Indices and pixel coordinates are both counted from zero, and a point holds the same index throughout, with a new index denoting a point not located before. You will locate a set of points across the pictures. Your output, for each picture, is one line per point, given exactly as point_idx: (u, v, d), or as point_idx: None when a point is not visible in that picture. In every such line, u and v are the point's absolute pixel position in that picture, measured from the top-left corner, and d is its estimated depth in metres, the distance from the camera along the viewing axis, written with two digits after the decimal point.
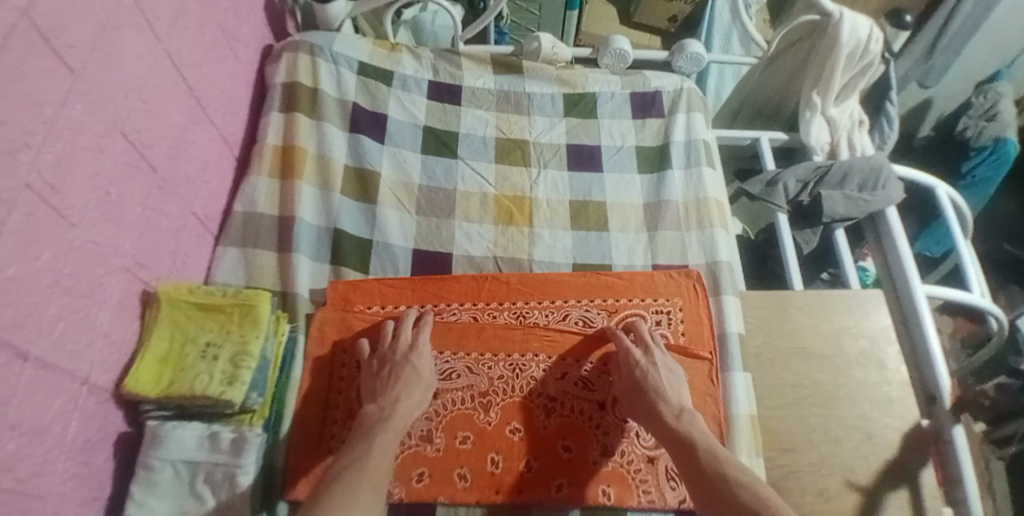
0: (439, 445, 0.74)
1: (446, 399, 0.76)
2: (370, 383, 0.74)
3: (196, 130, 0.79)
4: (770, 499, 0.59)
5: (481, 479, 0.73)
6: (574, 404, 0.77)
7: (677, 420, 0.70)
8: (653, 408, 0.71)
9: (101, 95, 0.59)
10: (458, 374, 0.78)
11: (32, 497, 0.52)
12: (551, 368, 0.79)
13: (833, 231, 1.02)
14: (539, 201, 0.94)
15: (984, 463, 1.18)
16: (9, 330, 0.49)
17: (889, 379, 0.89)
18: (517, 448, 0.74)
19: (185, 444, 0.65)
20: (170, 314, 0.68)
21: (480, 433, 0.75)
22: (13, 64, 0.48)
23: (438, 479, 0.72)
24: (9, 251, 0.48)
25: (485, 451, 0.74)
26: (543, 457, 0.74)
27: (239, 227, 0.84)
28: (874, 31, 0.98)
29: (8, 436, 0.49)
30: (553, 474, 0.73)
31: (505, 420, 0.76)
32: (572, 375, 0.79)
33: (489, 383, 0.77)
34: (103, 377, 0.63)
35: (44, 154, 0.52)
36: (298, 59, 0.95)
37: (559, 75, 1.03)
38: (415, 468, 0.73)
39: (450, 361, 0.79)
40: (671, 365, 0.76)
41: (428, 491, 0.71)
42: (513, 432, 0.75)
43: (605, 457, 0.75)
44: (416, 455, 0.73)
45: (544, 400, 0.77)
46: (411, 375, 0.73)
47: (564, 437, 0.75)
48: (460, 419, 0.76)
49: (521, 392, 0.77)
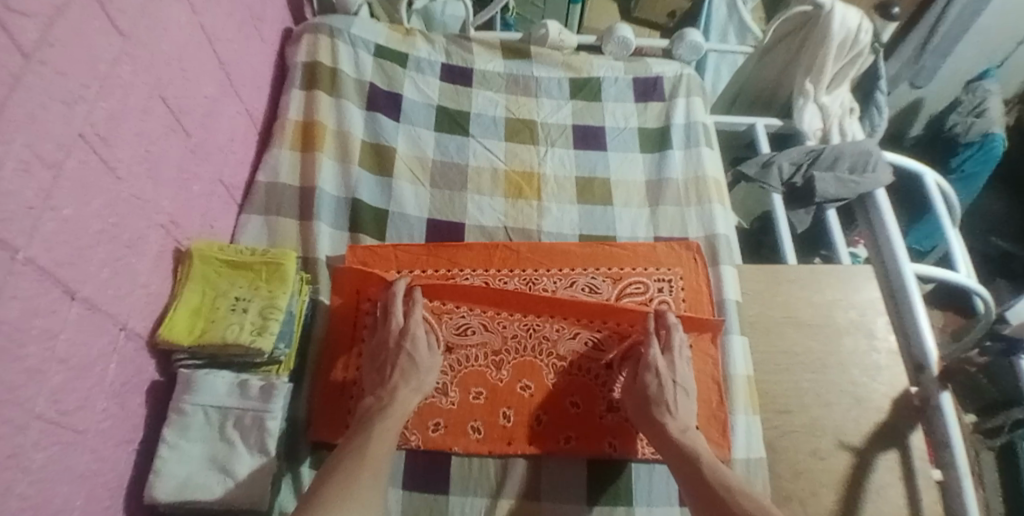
0: (453, 399, 0.79)
1: (459, 356, 0.81)
2: (372, 375, 0.76)
3: (224, 103, 0.83)
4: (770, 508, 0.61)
5: (493, 431, 0.77)
6: (584, 364, 0.81)
7: (682, 433, 0.73)
8: (657, 420, 0.73)
9: (145, 59, 0.63)
10: (473, 330, 0.82)
11: (74, 430, 0.56)
12: (564, 328, 0.82)
13: (824, 212, 1.07)
14: (547, 177, 0.99)
15: (974, 454, 1.19)
16: (61, 268, 0.52)
17: (879, 348, 0.94)
18: (529, 405, 0.79)
19: (217, 390, 0.69)
20: (201, 269, 0.72)
21: (492, 390, 0.79)
22: (75, 22, 0.52)
23: (453, 430, 0.77)
24: (65, 194, 0.52)
25: (497, 406, 0.79)
26: (553, 413, 0.79)
27: (262, 195, 0.88)
28: (863, 22, 1.04)
29: (56, 369, 0.52)
30: (562, 427, 0.78)
31: (517, 378, 0.80)
32: (584, 336, 0.82)
33: (502, 341, 0.81)
34: (141, 324, 0.66)
35: (97, 108, 0.55)
36: (318, 40, 1.00)
37: (565, 61, 1.09)
38: (432, 419, 0.77)
39: (465, 316, 0.82)
40: (685, 387, 0.77)
41: (444, 441, 0.76)
42: (524, 389, 0.80)
43: (611, 413, 0.80)
44: (432, 407, 0.78)
45: (553, 360, 0.81)
46: (407, 363, 0.74)
47: (572, 393, 0.80)
48: (473, 375, 0.80)
49: (532, 351, 0.81)
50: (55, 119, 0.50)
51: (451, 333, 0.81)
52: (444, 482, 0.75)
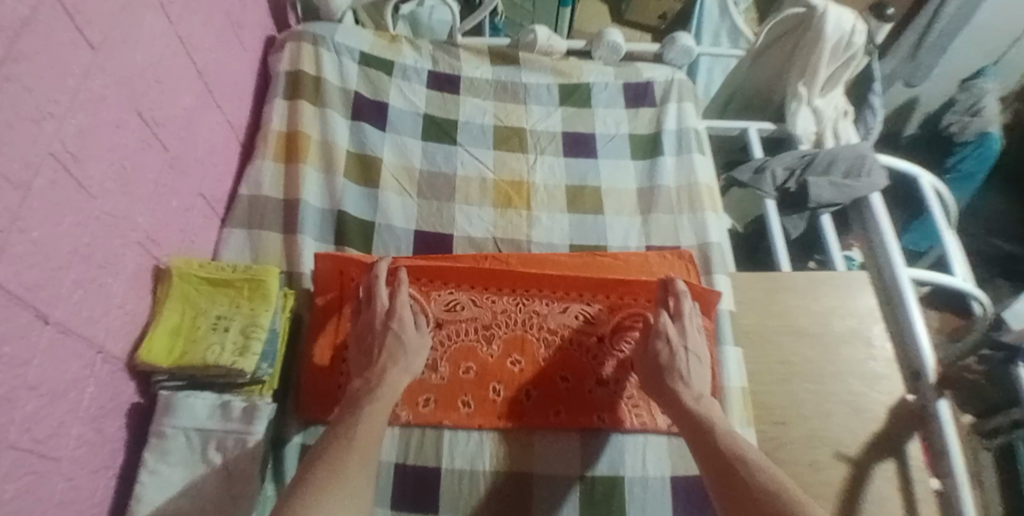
0: (443, 374, 0.79)
1: (450, 330, 0.82)
2: (359, 358, 0.73)
3: (204, 114, 0.81)
4: (788, 488, 0.56)
5: (484, 406, 0.78)
6: (575, 338, 0.83)
7: (696, 402, 0.71)
8: (670, 389, 0.72)
9: (118, 72, 0.61)
10: (462, 306, 0.83)
11: (49, 458, 0.54)
12: (554, 303, 0.84)
13: (819, 217, 1.05)
14: (537, 186, 0.97)
15: (972, 456, 1.18)
16: (31, 291, 0.50)
17: (875, 357, 0.92)
18: (520, 381, 0.80)
19: (197, 413, 0.67)
20: (181, 288, 0.71)
21: (484, 365, 0.81)
22: (41, 36, 0.49)
23: (443, 405, 0.78)
24: (33, 215, 0.50)
25: (488, 381, 0.80)
26: (542, 388, 0.80)
27: (244, 209, 0.86)
28: (858, 24, 1.02)
29: (27, 396, 0.50)
30: (553, 402, 0.79)
31: (506, 354, 0.81)
32: (574, 310, 0.84)
33: (493, 316, 0.83)
34: (117, 346, 0.64)
35: (67, 124, 0.53)
36: (301, 48, 0.98)
37: (554, 67, 1.07)
38: (422, 394, 0.78)
39: (454, 293, 0.83)
40: (698, 353, 0.75)
41: (434, 415, 0.77)
42: (513, 365, 0.81)
43: (600, 387, 0.81)
44: (422, 383, 0.79)
45: (545, 333, 0.83)
46: (394, 343, 0.72)
47: (562, 368, 0.81)
48: (464, 351, 0.81)
49: (521, 326, 0.83)
50: (21, 137, 0.48)
51: (441, 309, 0.82)
52: (433, 501, 0.73)
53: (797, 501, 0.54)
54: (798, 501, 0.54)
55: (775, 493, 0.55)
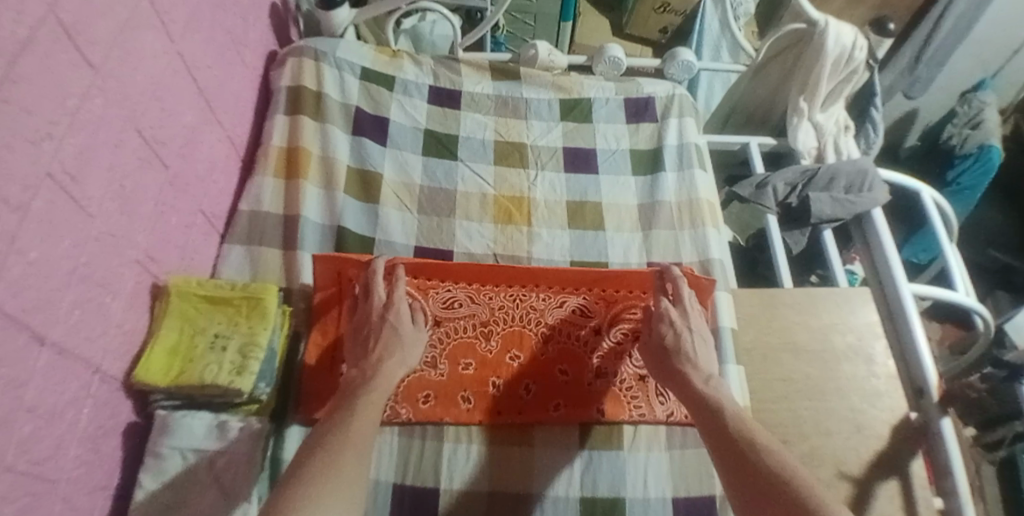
0: (443, 371, 0.80)
1: (448, 328, 0.82)
2: (355, 348, 0.72)
3: (205, 131, 0.81)
4: (799, 474, 0.53)
5: (483, 401, 0.79)
6: (571, 332, 0.84)
7: (705, 383, 0.69)
8: (680, 372, 0.71)
9: (118, 90, 0.61)
10: (459, 303, 0.83)
11: (46, 480, 0.53)
12: (551, 298, 0.85)
13: (821, 233, 1.04)
14: (537, 201, 0.97)
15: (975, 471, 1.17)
16: (28, 312, 0.50)
17: (877, 374, 0.92)
18: (517, 372, 0.81)
19: (196, 431, 0.67)
20: (180, 306, 0.70)
21: (482, 361, 0.81)
22: (41, 57, 0.49)
23: (443, 401, 0.78)
24: (31, 236, 0.49)
25: (488, 375, 0.80)
26: (541, 382, 0.81)
27: (244, 226, 0.85)
28: (858, 39, 1.02)
29: (25, 418, 0.50)
30: (552, 395, 0.80)
31: (505, 349, 0.82)
32: (571, 303, 0.85)
33: (490, 313, 0.84)
34: (115, 366, 0.64)
35: (66, 145, 0.53)
36: (302, 63, 0.98)
37: (555, 82, 1.08)
38: (422, 390, 0.78)
39: (450, 290, 0.84)
40: (703, 333, 0.75)
41: (435, 412, 0.77)
42: (512, 360, 0.82)
43: (599, 379, 0.82)
44: (422, 380, 0.79)
45: (541, 327, 0.84)
46: (390, 336, 0.72)
47: (561, 362, 0.82)
48: (462, 347, 0.81)
49: (519, 321, 0.84)
50: (20, 158, 0.48)
51: (439, 306, 0.83)
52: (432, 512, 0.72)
53: (808, 487, 0.52)
54: (807, 487, 0.51)
55: (784, 479, 0.53)
